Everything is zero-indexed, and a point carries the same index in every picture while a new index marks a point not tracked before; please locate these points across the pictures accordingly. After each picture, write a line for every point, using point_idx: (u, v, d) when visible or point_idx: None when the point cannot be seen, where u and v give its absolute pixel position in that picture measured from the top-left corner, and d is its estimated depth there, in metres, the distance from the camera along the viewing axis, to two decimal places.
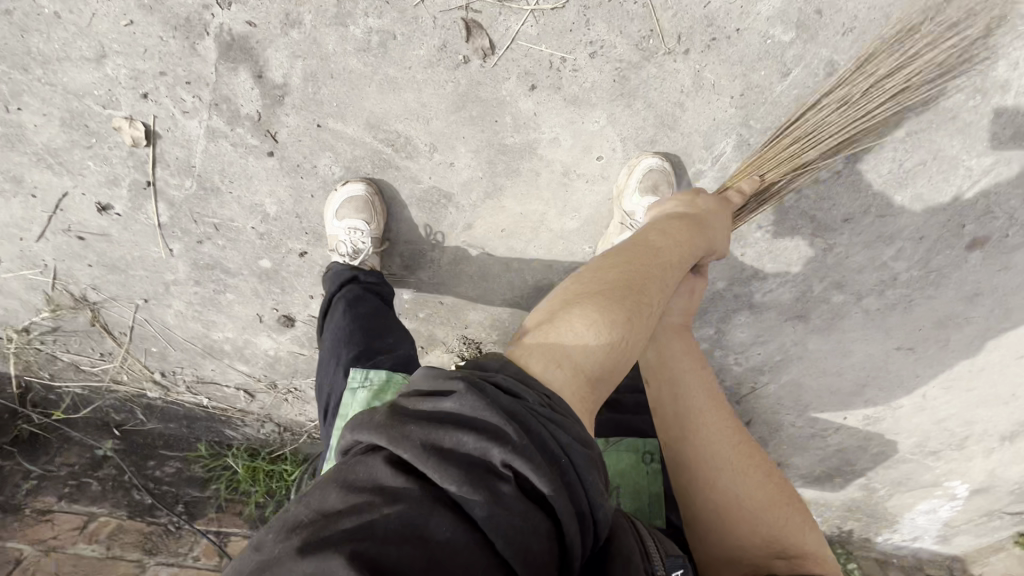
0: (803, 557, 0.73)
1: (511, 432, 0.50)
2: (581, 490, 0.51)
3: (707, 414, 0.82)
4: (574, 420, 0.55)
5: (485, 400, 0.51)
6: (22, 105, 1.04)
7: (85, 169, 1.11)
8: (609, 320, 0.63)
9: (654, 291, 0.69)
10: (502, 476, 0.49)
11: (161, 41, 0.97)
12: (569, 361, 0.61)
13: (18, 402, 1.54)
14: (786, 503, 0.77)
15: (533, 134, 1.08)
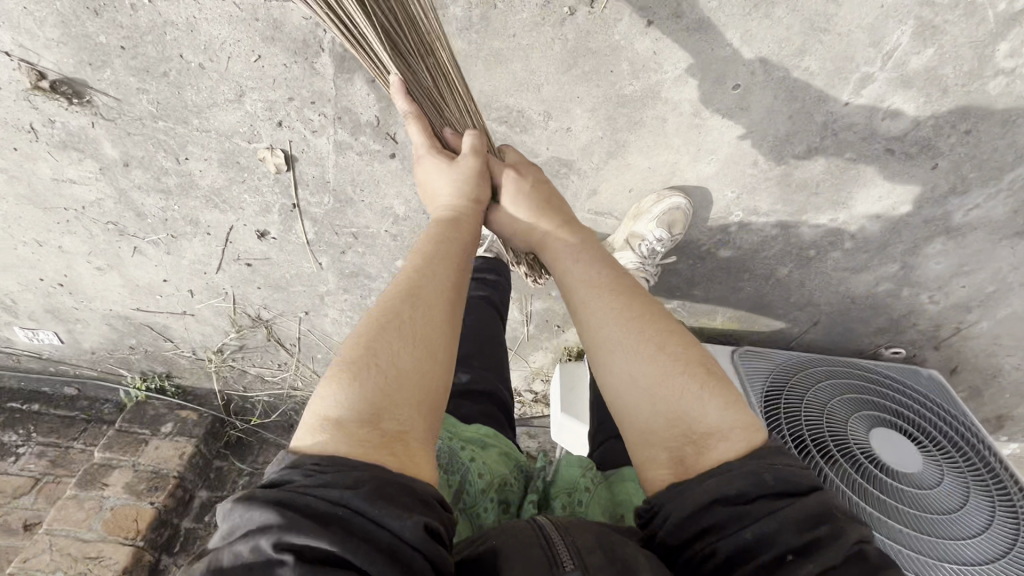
0: (715, 436, 0.66)
1: (277, 515, 0.49)
2: (375, 528, 0.50)
3: (605, 316, 0.76)
4: (345, 469, 0.52)
5: (251, 502, 0.51)
6: (190, 154, 1.15)
7: (244, 201, 1.23)
8: (349, 371, 0.59)
9: (363, 333, 0.64)
10: (280, 560, 0.47)
11: (285, 68, 1.01)
12: (325, 418, 0.57)
13: (225, 412, 1.80)
14: (701, 377, 0.70)
15: (654, 77, 0.97)
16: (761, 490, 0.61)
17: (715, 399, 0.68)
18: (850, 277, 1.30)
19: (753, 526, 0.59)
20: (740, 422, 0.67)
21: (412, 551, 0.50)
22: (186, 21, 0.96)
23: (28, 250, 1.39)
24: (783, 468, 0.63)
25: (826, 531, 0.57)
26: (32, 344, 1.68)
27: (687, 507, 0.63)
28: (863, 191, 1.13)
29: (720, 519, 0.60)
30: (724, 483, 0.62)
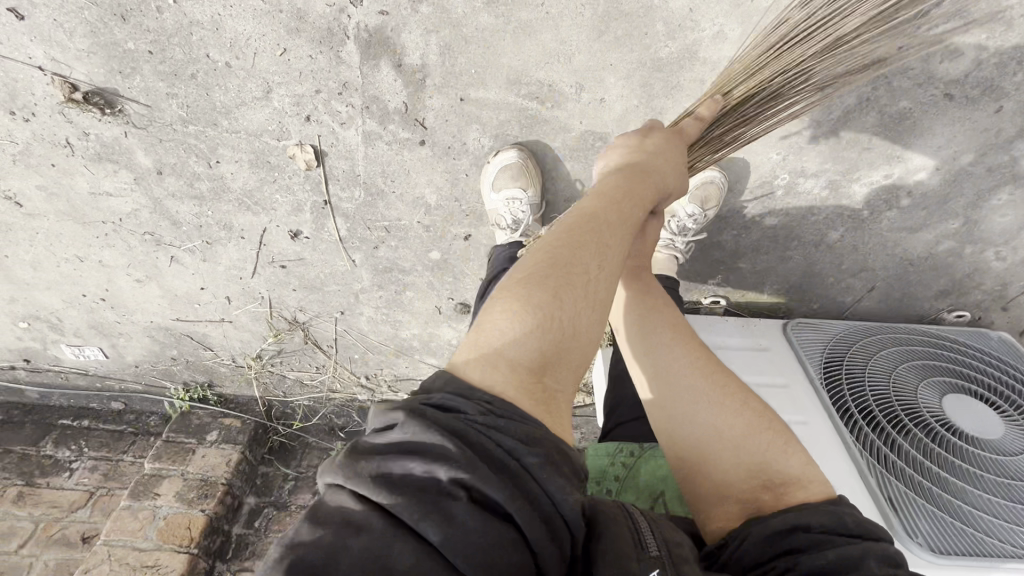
0: (791, 486, 0.66)
1: (454, 449, 0.48)
2: (532, 485, 0.49)
3: (684, 363, 0.76)
4: (520, 421, 0.52)
5: (423, 424, 0.49)
6: (221, 156, 1.15)
7: (276, 201, 1.23)
8: (531, 310, 0.58)
9: (560, 277, 0.61)
10: (455, 495, 0.46)
11: (311, 60, 1.00)
12: (501, 354, 0.56)
13: (267, 418, 1.81)
14: (782, 436, 0.69)
15: (691, 36, 0.93)
16: (840, 528, 0.58)
17: (794, 455, 0.68)
18: (907, 238, 1.23)
19: (838, 547, 0.55)
20: (817, 475, 0.67)
21: (561, 522, 0.50)
22: (211, 19, 0.96)
23: (70, 267, 1.41)
24: (865, 518, 0.59)
25: (909, 574, 0.53)
26: (79, 361, 1.72)
27: (770, 526, 0.60)
28: (920, 142, 1.06)
29: (800, 543, 0.57)
30: (808, 516, 0.60)
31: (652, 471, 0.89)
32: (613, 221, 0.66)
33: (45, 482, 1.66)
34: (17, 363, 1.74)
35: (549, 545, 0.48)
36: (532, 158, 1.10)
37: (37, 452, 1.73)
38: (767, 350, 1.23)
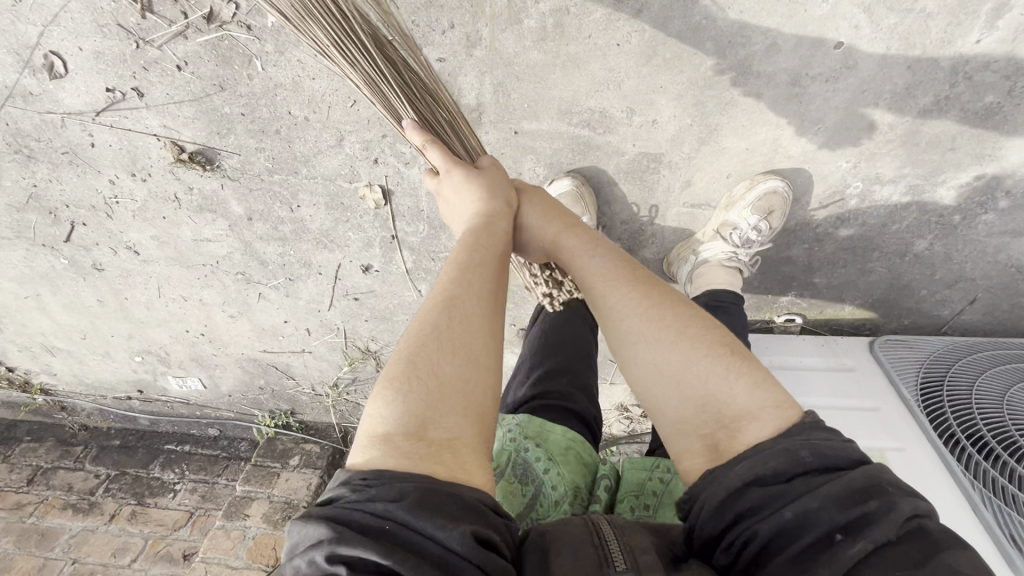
0: (743, 417, 0.59)
1: (327, 531, 0.48)
2: (424, 540, 0.48)
3: (618, 304, 0.68)
4: (388, 482, 0.50)
5: (304, 517, 0.51)
6: (302, 201, 1.27)
7: (349, 238, 1.32)
8: (393, 386, 0.56)
9: (421, 330, 0.60)
10: (335, 573, 0.47)
11: (378, 108, 1.09)
12: (373, 434, 0.54)
13: (343, 444, 1.90)
14: (727, 356, 0.62)
15: (742, 51, 0.93)
16: (796, 471, 0.54)
17: (743, 376, 0.60)
18: (1009, 243, 1.11)
19: (793, 504, 0.52)
20: (771, 400, 0.59)
21: (458, 561, 0.48)
22: (292, 80, 1.07)
23: (176, 306, 1.59)
24: (826, 444, 0.55)
25: (876, 509, 0.50)
26: (182, 391, 1.91)
27: (723, 487, 0.56)
28: (1014, 139, 0.97)
29: (753, 502, 0.54)
30: (757, 463, 0.55)
31: None
32: (451, 275, 0.66)
33: (154, 501, 1.84)
34: (133, 394, 1.96)
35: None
36: (588, 184, 1.13)
37: (148, 474, 1.92)
38: (852, 371, 1.13)
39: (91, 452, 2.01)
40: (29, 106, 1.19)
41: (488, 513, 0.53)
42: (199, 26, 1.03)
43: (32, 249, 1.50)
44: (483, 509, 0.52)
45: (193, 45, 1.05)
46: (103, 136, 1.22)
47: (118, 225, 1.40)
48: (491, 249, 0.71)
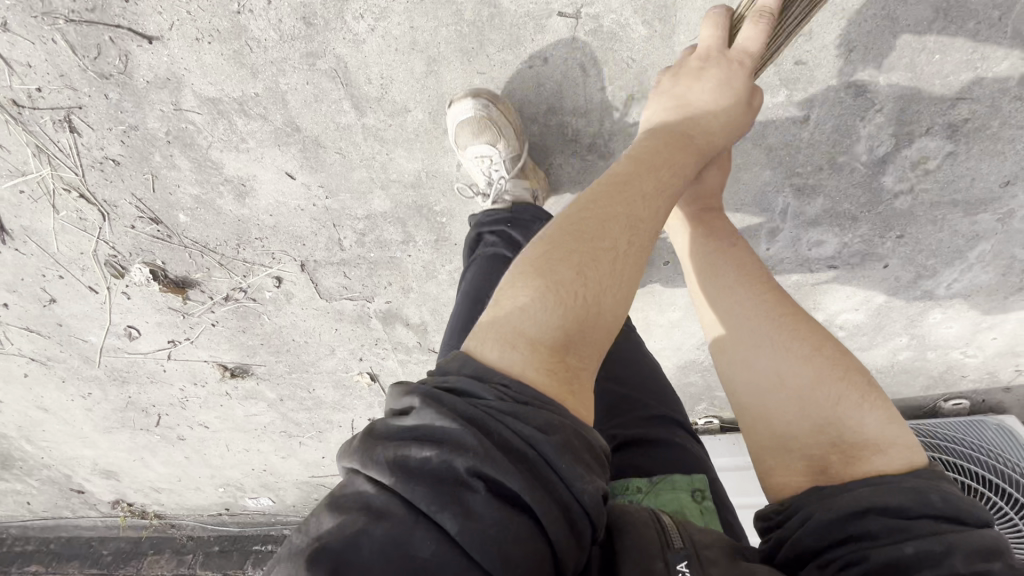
0: (873, 449, 0.58)
1: (471, 437, 0.44)
2: (560, 485, 0.45)
3: (751, 301, 0.72)
4: (537, 407, 0.47)
5: (444, 410, 0.46)
6: (315, 386, 1.68)
7: (356, 403, 1.72)
8: (558, 290, 0.53)
9: (602, 236, 0.56)
10: (471, 485, 0.43)
11: (354, 331, 1.47)
12: (521, 333, 0.51)
13: None
14: (862, 386, 0.62)
15: None
16: (925, 509, 0.50)
17: (878, 410, 0.60)
18: (863, 355, 1.36)
19: (915, 540, 0.48)
20: (903, 440, 0.58)
21: (583, 513, 0.45)
22: (290, 323, 1.48)
23: (242, 454, 2.05)
24: (952, 491, 0.52)
25: (1002, 568, 0.45)
26: (258, 506, 2.38)
27: (829, 509, 0.53)
28: (828, 295, 1.24)
29: (870, 526, 0.50)
30: (877, 492, 0.53)
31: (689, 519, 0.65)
32: (636, 176, 0.62)
33: None
34: (222, 511, 2.46)
35: (573, 544, 0.45)
36: None
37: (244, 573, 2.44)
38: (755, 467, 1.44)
39: (200, 558, 2.54)
40: (118, 355, 1.66)
41: (607, 469, 0.52)
42: (221, 303, 1.45)
43: (135, 432, 2.01)
44: (608, 465, 0.51)
45: (219, 313, 1.47)
46: (170, 365, 1.68)
47: (191, 412, 1.87)
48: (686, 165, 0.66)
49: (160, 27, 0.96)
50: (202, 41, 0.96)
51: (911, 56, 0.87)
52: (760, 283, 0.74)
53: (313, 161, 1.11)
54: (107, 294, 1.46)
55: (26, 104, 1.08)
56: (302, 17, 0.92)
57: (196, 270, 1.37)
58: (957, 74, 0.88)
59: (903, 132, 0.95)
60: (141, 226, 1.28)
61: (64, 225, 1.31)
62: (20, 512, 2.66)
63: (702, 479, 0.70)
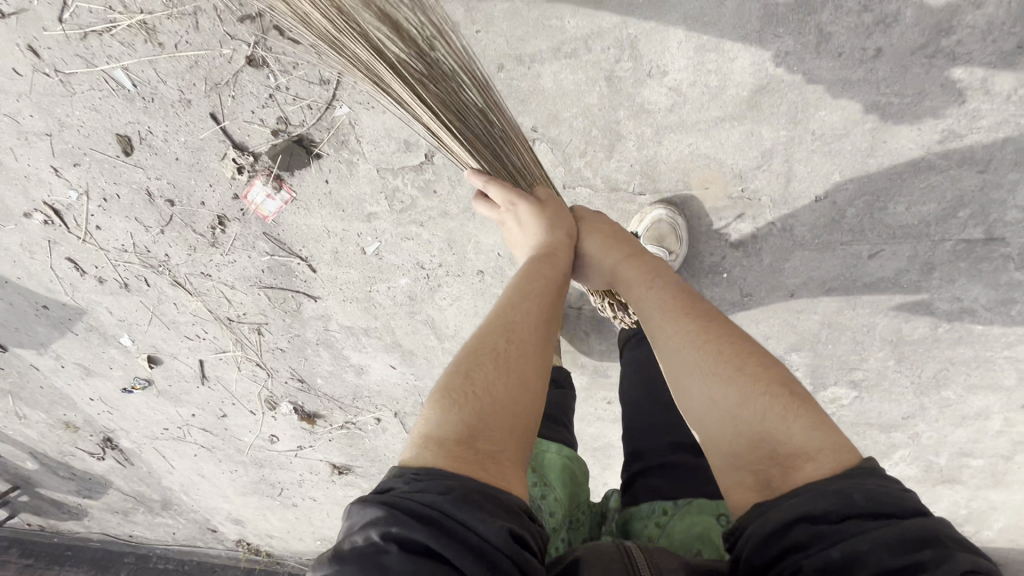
0: (804, 457, 0.61)
1: (382, 512, 0.55)
2: (463, 530, 0.54)
3: (678, 339, 0.75)
4: (439, 476, 0.58)
5: (363, 498, 0.58)
6: None
7: None
8: (449, 396, 0.66)
9: (488, 347, 0.71)
10: (387, 548, 0.52)
11: None
12: (427, 436, 0.63)
13: None
14: (784, 397, 0.65)
15: (607, 438, 1.67)
16: (848, 510, 0.54)
17: (801, 417, 0.63)
18: None
19: (842, 542, 0.52)
20: (829, 443, 0.61)
21: (499, 553, 0.53)
22: (383, 445, 2.01)
23: (338, 519, 2.62)
24: (878, 488, 0.55)
25: (930, 555, 0.49)
26: None
27: (769, 523, 0.57)
28: None
29: (800, 538, 0.54)
30: (812, 499, 0.56)
31: (688, 527, 0.81)
32: (515, 302, 0.78)
33: None
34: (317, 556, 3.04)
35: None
36: None
37: None
38: None
39: None
40: (261, 450, 2.28)
41: (525, 521, 0.59)
42: (337, 428, 2.01)
43: (262, 496, 2.63)
44: (518, 514, 0.59)
45: (334, 434, 2.04)
46: (296, 459, 2.28)
47: (305, 488, 2.45)
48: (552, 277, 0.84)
49: (322, 293, 1.52)
50: (347, 301, 1.52)
51: (810, 346, 1.24)
52: (690, 305, 0.78)
53: (408, 360, 1.63)
54: (262, 416, 2.08)
55: (234, 319, 1.70)
56: (408, 296, 1.45)
57: (323, 408, 1.94)
58: (849, 355, 1.24)
59: (821, 381, 1.32)
60: (291, 381, 1.87)
61: (242, 376, 1.92)
62: (167, 537, 3.40)
63: (727, 504, 0.83)
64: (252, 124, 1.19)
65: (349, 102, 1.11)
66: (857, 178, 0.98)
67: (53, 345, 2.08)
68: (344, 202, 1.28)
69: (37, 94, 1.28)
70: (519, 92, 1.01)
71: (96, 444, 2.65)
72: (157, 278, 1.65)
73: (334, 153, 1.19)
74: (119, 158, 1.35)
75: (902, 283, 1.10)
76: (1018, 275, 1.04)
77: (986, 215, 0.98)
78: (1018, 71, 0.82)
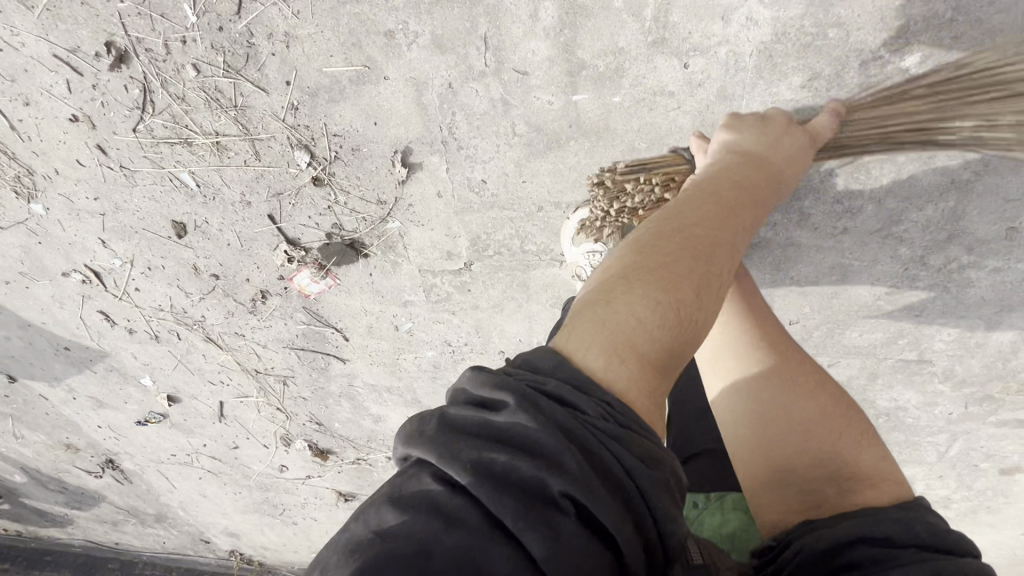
0: (865, 482, 0.72)
1: (573, 459, 0.48)
2: (651, 525, 0.50)
3: (766, 356, 0.86)
4: (635, 420, 0.53)
5: (545, 422, 0.49)
6: None
7: None
8: (668, 304, 0.58)
9: (711, 260, 0.63)
10: (564, 508, 0.47)
11: None
12: (627, 343, 0.57)
13: None
14: (853, 432, 0.77)
15: None
16: (909, 539, 0.60)
17: (868, 450, 0.75)
18: None
19: (900, 565, 0.56)
20: (893, 475, 0.73)
21: (661, 553, 0.51)
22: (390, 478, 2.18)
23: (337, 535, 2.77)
24: (941, 526, 0.60)
25: None
26: None
27: (821, 541, 0.65)
28: None
29: (859, 556, 0.60)
30: (870, 525, 0.63)
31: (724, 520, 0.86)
32: (736, 207, 0.68)
33: None
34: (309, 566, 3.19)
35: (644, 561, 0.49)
36: None
37: None
38: None
39: None
40: (269, 476, 2.41)
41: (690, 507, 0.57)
42: (348, 462, 2.16)
43: (263, 514, 2.76)
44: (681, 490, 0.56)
45: (345, 467, 2.19)
46: (303, 485, 2.42)
47: (307, 509, 2.59)
48: (765, 199, 0.73)
49: (351, 356, 1.67)
50: (374, 364, 1.68)
51: None
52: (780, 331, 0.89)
53: None
54: (274, 449, 2.21)
55: (261, 370, 1.83)
56: (433, 366, 1.61)
57: (337, 445, 2.09)
58: None
59: None
60: (309, 421, 2.01)
61: (261, 416, 2.05)
62: (155, 545, 3.47)
63: None
64: (307, 226, 1.33)
65: (401, 219, 1.26)
66: (824, 310, 1.21)
67: (67, 380, 2.15)
68: (384, 289, 1.43)
69: (97, 182, 1.37)
70: (555, 227, 1.19)
71: (96, 463, 2.71)
72: (189, 333, 1.76)
73: (381, 254, 1.34)
74: (171, 238, 1.46)
75: (855, 384, 1.34)
76: (941, 386, 1.29)
77: (922, 342, 1.22)
78: (947, 253, 1.06)
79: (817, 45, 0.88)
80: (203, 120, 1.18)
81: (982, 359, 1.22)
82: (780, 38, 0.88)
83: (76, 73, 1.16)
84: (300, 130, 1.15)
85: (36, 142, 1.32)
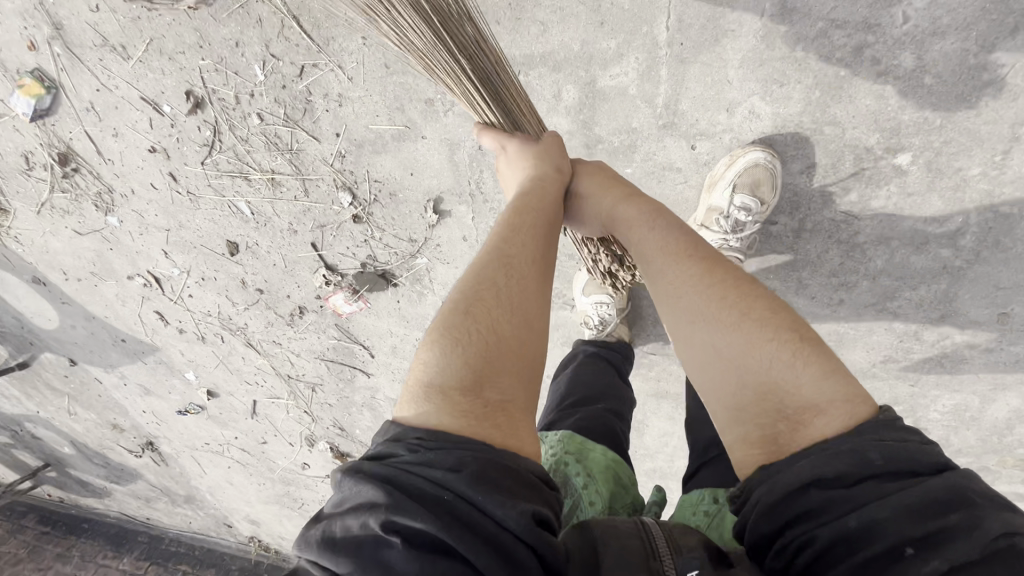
0: (812, 411, 0.61)
1: (382, 497, 0.53)
2: (480, 518, 0.52)
3: (683, 284, 0.74)
4: (445, 450, 0.56)
5: (364, 478, 0.55)
6: None
7: None
8: (454, 338, 0.65)
9: (497, 289, 0.70)
10: (389, 541, 0.50)
11: None
12: (426, 386, 0.62)
13: None
14: (793, 344, 0.65)
15: None
16: (865, 472, 0.55)
17: (810, 367, 0.63)
18: None
19: (856, 511, 0.53)
20: (840, 392, 0.61)
21: (515, 540, 0.52)
22: None
23: None
24: (897, 447, 0.56)
25: (956, 521, 0.50)
26: None
27: (777, 490, 0.57)
28: None
29: (812, 503, 0.55)
30: (822, 464, 0.56)
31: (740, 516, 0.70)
32: (515, 234, 0.77)
33: None
34: None
35: (502, 568, 0.50)
36: None
37: None
38: None
39: None
40: (292, 472, 2.57)
41: (546, 494, 0.58)
42: None
43: (283, 506, 2.92)
44: (537, 487, 0.57)
45: None
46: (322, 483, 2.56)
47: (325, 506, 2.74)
48: (542, 206, 0.82)
49: (375, 371, 1.80)
50: (395, 380, 1.80)
51: None
52: (695, 265, 0.75)
53: None
54: (299, 447, 2.36)
55: (293, 376, 1.98)
56: None
57: (356, 449, 2.23)
58: None
59: None
60: (332, 425, 2.15)
61: (289, 417, 2.21)
62: (183, 524, 3.69)
63: None
64: (344, 255, 1.46)
65: (429, 256, 1.38)
66: None
67: (121, 368, 2.36)
68: (409, 315, 1.56)
69: (166, 203, 1.55)
70: None
71: (139, 444, 2.94)
72: (232, 337, 1.92)
73: (409, 285, 1.47)
74: (224, 254, 1.63)
75: None
76: None
77: (916, 411, 1.25)
78: (941, 330, 1.11)
79: (814, 139, 0.98)
80: (261, 159, 1.34)
81: (979, 432, 1.24)
82: (779, 129, 0.99)
83: (158, 113, 1.34)
84: (345, 174, 1.29)
85: (117, 166, 1.50)
